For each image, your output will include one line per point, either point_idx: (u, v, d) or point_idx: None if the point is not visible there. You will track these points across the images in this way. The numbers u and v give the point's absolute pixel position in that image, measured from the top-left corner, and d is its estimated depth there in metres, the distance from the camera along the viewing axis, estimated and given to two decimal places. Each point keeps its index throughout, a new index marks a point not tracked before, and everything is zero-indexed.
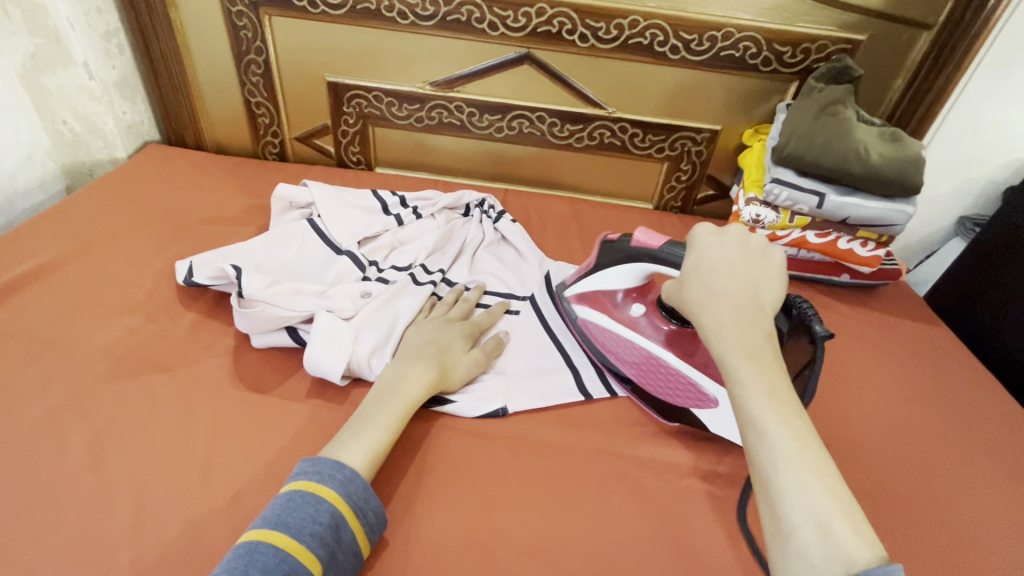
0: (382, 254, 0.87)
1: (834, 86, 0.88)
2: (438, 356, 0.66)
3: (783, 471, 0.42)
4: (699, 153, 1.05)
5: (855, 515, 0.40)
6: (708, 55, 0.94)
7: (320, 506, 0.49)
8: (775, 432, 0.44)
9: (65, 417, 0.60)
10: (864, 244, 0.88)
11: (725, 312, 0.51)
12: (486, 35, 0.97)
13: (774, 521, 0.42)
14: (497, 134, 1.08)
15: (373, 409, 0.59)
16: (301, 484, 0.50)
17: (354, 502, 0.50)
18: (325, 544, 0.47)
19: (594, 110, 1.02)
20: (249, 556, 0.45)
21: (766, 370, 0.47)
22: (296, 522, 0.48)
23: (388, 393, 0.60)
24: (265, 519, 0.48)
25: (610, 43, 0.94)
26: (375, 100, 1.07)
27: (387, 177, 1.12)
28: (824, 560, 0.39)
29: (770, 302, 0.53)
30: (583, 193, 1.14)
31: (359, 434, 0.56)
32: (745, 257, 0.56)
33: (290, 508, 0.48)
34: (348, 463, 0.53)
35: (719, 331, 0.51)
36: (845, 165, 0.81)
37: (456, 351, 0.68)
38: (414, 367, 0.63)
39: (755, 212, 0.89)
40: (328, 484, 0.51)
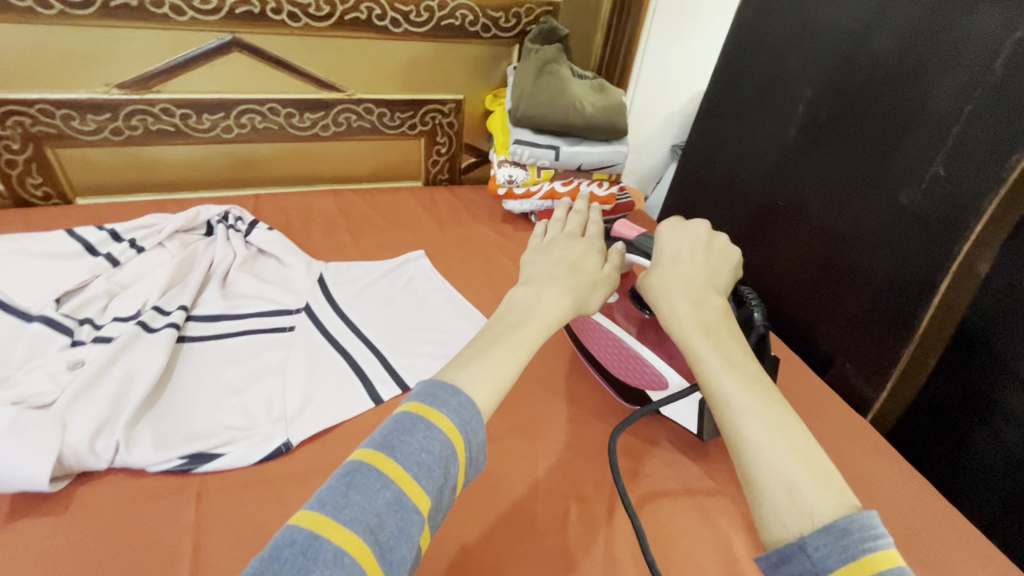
0: (97, 308, 0.70)
1: (546, 47, 0.96)
2: (572, 276, 0.57)
3: (750, 426, 0.43)
4: (450, 125, 1.06)
5: (823, 471, 0.40)
6: (430, 26, 0.93)
7: (434, 432, 0.39)
8: (737, 395, 0.44)
9: None
10: (600, 185, 0.99)
11: (674, 297, 0.54)
12: (171, 21, 0.81)
13: (748, 489, 0.41)
14: (226, 135, 0.94)
15: (485, 342, 0.48)
16: (414, 407, 0.41)
17: (469, 435, 0.41)
18: (433, 479, 0.38)
19: (331, 94, 0.95)
20: (351, 478, 0.36)
21: (723, 346, 0.49)
22: (405, 447, 0.38)
23: (523, 318, 0.51)
24: (371, 437, 0.39)
25: (326, 20, 0.87)
26: (42, 115, 0.84)
27: (93, 208, 0.91)
28: (795, 516, 0.38)
29: (668, 296, 0.54)
30: (346, 184, 1.08)
31: (484, 355, 0.47)
32: (702, 249, 0.59)
33: (399, 429, 0.39)
34: (465, 390, 0.43)
35: (673, 315, 0.53)
36: (567, 117, 0.89)
37: (587, 270, 0.59)
38: (550, 291, 0.54)
39: (508, 173, 0.94)
40: (443, 410, 0.41)
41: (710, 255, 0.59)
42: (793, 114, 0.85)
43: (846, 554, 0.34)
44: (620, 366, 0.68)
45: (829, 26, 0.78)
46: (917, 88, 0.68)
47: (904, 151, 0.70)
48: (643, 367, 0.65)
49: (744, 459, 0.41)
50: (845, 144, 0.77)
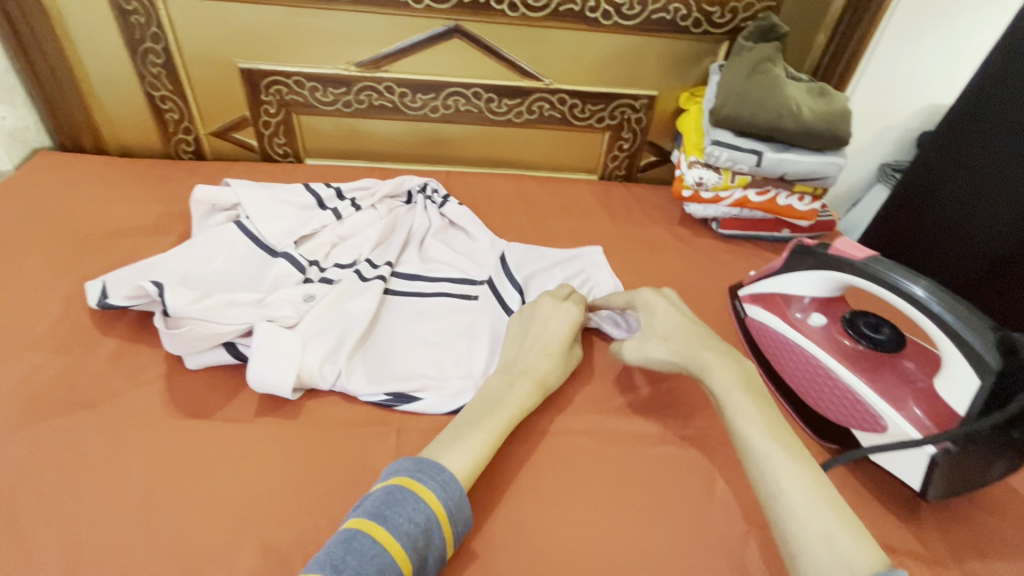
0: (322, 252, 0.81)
1: (762, 45, 0.89)
2: (538, 360, 0.64)
3: (794, 485, 0.48)
4: (638, 121, 1.05)
5: (852, 521, 0.45)
6: (640, 19, 0.92)
7: (420, 506, 0.47)
8: (779, 455, 0.50)
9: None
10: (800, 199, 0.91)
11: (710, 365, 0.58)
12: (410, 8, 0.90)
13: (789, 541, 0.46)
14: (433, 114, 1.03)
15: (480, 414, 0.57)
16: (400, 480, 0.49)
17: (451, 508, 0.49)
18: (416, 547, 0.46)
19: (530, 83, 0.99)
20: (348, 544, 0.44)
21: (760, 406, 0.54)
22: (397, 517, 0.46)
23: (491, 405, 0.58)
24: (363, 507, 0.47)
25: (541, 11, 0.91)
26: (296, 86, 0.99)
27: (319, 168, 1.05)
28: (830, 563, 0.43)
29: (703, 364, 0.59)
30: (526, 170, 1.11)
31: (463, 437, 0.54)
32: (692, 316, 0.67)
33: (391, 502, 0.47)
34: (449, 467, 0.51)
35: (712, 369, 0.58)
36: (778, 121, 0.83)
37: (490, 381, 0.61)
38: (522, 381, 0.61)
39: (699, 175, 0.90)
40: (429, 485, 0.49)
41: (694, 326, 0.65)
42: None
43: None
44: (814, 392, 0.63)
45: None
46: None
47: None
48: (850, 399, 0.59)
49: (778, 512, 0.47)
50: None
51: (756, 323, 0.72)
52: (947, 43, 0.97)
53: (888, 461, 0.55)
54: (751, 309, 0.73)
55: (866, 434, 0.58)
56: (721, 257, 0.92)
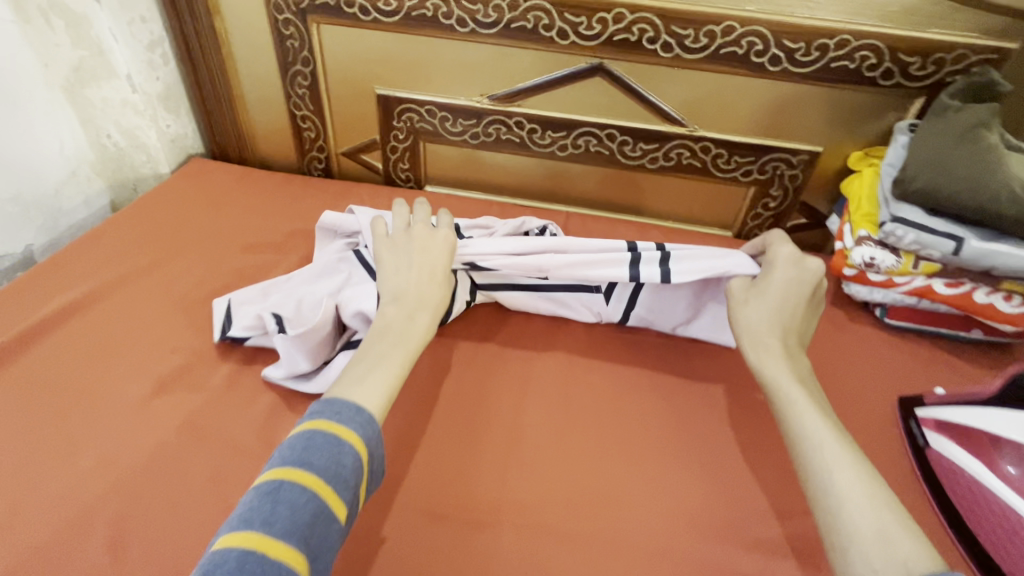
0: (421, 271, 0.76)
1: (975, 105, 0.73)
2: (427, 286, 0.65)
3: (840, 477, 0.48)
4: (793, 178, 0.92)
5: (909, 521, 0.44)
6: (817, 66, 0.80)
7: (343, 448, 0.47)
8: (828, 441, 0.51)
9: (94, 487, 0.55)
10: (1007, 298, 0.72)
11: (770, 346, 0.60)
12: (554, 44, 0.86)
13: (832, 541, 0.45)
14: (561, 152, 0.97)
15: (386, 346, 0.58)
16: (317, 424, 0.48)
17: (372, 446, 0.49)
18: (348, 486, 0.46)
19: (672, 128, 0.90)
20: (274, 495, 0.43)
21: (811, 393, 0.56)
22: (319, 463, 0.45)
23: (395, 336, 0.60)
24: (283, 456, 0.46)
25: (698, 53, 0.82)
26: (427, 114, 0.98)
27: (438, 197, 1.03)
28: (886, 563, 0.41)
29: (761, 347, 0.60)
30: (652, 218, 1.02)
31: (375, 370, 0.55)
32: (802, 281, 0.64)
33: (312, 447, 0.46)
34: (367, 406, 0.51)
35: (769, 357, 0.59)
36: (991, 203, 0.67)
37: (388, 312, 0.62)
38: (419, 314, 0.62)
39: (869, 254, 0.76)
40: (347, 425, 0.49)
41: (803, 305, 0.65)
42: None
43: None
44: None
45: None
46: None
47: None
48: None
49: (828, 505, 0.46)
50: None
51: (943, 461, 0.58)
52: None
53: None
54: (937, 439, 0.60)
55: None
56: (884, 354, 0.77)
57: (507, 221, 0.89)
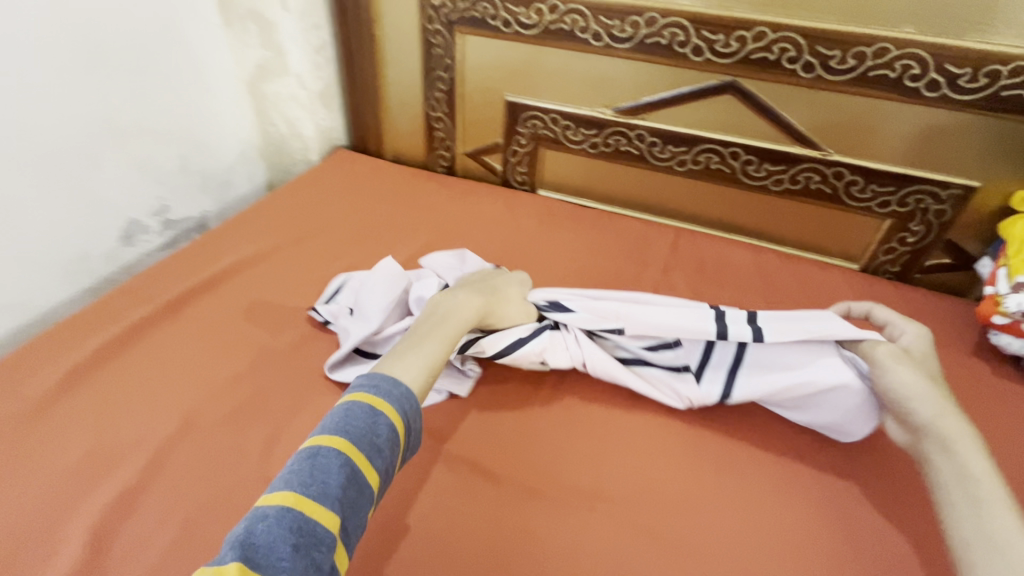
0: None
1: None
2: (483, 289, 0.68)
3: None
4: (939, 213, 0.84)
5: None
6: (983, 94, 0.74)
7: (379, 419, 0.48)
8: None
9: (245, 417, 0.65)
10: None
11: (956, 429, 0.51)
12: (687, 60, 0.86)
13: None
14: (679, 167, 0.97)
15: (429, 329, 0.61)
16: (359, 396, 0.49)
17: (408, 418, 0.50)
18: (383, 457, 0.47)
19: (804, 150, 0.87)
20: (312, 458, 0.44)
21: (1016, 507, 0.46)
22: (355, 429, 0.46)
23: (442, 318, 0.62)
24: (323, 425, 0.47)
25: (843, 75, 0.79)
26: (550, 122, 1.03)
27: (550, 201, 1.08)
28: None
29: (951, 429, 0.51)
30: (769, 242, 0.98)
31: (420, 348, 0.58)
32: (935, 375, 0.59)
33: (349, 417, 0.47)
34: (403, 381, 0.53)
35: (957, 454, 0.50)
36: None
37: (437, 299, 0.66)
38: (466, 298, 0.65)
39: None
40: (387, 398, 0.50)
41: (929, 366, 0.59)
42: None
43: None
44: None
45: None
46: None
47: None
48: None
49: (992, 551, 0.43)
50: None
51: None
52: None
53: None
54: None
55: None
56: None
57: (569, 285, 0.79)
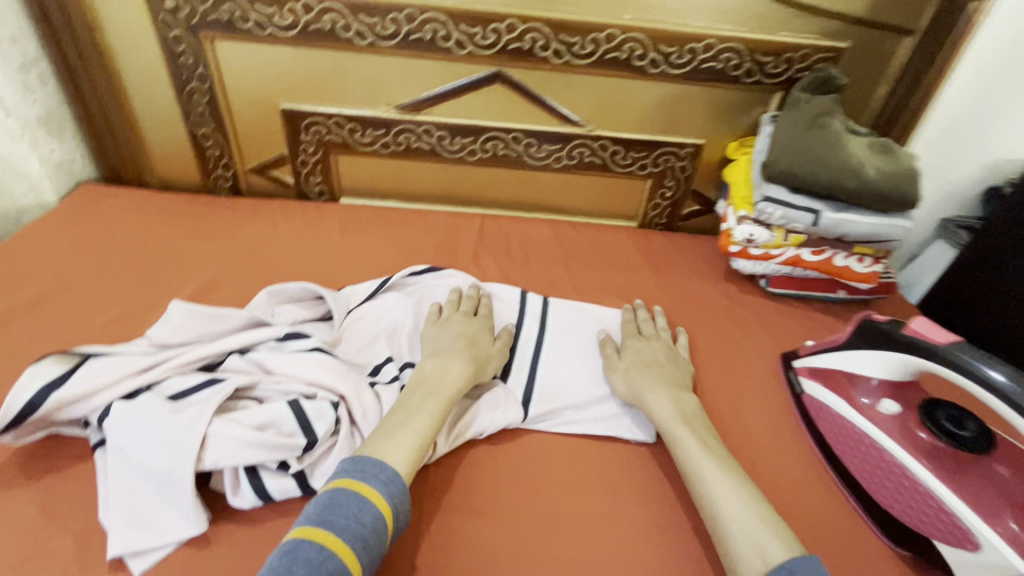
0: (278, 390, 0.58)
1: (819, 97, 0.85)
2: (470, 350, 0.67)
3: (726, 499, 0.53)
4: (683, 168, 1.01)
5: (782, 534, 0.50)
6: (689, 68, 0.89)
7: (364, 507, 0.47)
8: (712, 476, 0.55)
9: None
10: (860, 260, 0.85)
11: (660, 402, 0.64)
12: (453, 54, 0.90)
13: (727, 552, 0.50)
14: (471, 157, 1.01)
15: (421, 399, 0.59)
16: (345, 482, 0.49)
17: (396, 504, 0.49)
18: (367, 548, 0.45)
19: (571, 128, 0.96)
20: (293, 553, 0.43)
21: (702, 436, 0.60)
22: (341, 521, 0.45)
23: (433, 386, 0.60)
24: (308, 515, 0.46)
25: (586, 59, 0.89)
26: (335, 126, 0.98)
27: (353, 208, 1.04)
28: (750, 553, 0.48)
29: (656, 403, 0.64)
30: (565, 214, 1.08)
31: (404, 428, 0.55)
32: (671, 353, 0.73)
33: (334, 506, 0.47)
34: (392, 463, 0.51)
35: (659, 407, 0.63)
36: (839, 180, 0.78)
37: (426, 365, 0.64)
38: (454, 363, 0.64)
39: (748, 232, 0.85)
40: (371, 483, 0.49)
41: (677, 361, 0.72)
42: None
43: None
44: (887, 491, 0.58)
45: None
46: None
47: None
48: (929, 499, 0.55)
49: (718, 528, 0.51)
50: None
51: (815, 404, 0.67)
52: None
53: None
54: (811, 385, 0.69)
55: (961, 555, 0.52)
56: (774, 318, 0.86)
57: (354, 349, 0.71)
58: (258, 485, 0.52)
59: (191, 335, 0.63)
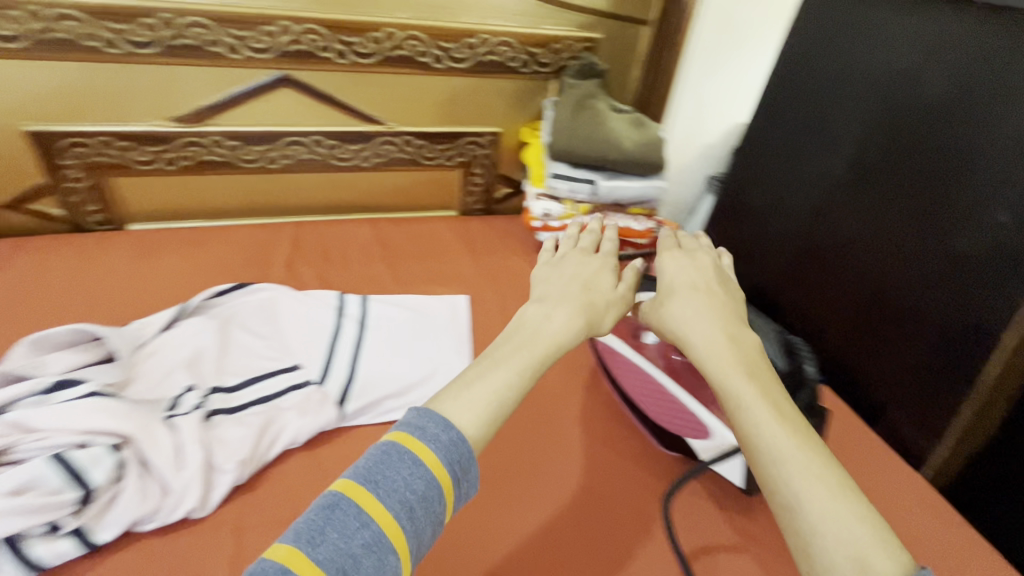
0: (41, 447, 0.52)
1: (584, 82, 0.96)
2: (585, 297, 0.60)
3: (805, 479, 0.43)
4: (487, 156, 1.08)
5: (872, 519, 0.41)
6: (471, 61, 0.95)
7: (416, 470, 0.42)
8: (786, 445, 0.45)
9: None
10: (637, 219, 0.97)
11: (701, 335, 0.56)
12: (228, 59, 0.85)
13: (800, 543, 0.41)
14: (272, 165, 0.97)
15: (508, 349, 0.53)
16: (399, 437, 0.43)
17: (453, 470, 0.43)
18: (411, 517, 0.40)
19: (372, 127, 0.98)
20: (329, 511, 0.40)
21: (767, 386, 0.50)
22: (387, 481, 0.41)
23: (533, 333, 0.54)
24: (354, 470, 0.42)
25: (371, 58, 0.90)
26: (102, 146, 0.88)
27: (143, 234, 0.94)
28: (842, 551, 0.39)
29: (698, 335, 0.56)
30: (385, 211, 1.09)
31: (484, 381, 0.49)
32: (704, 271, 0.64)
33: (383, 464, 0.42)
34: (455, 423, 0.45)
35: (711, 352, 0.54)
36: (605, 153, 0.90)
37: (528, 309, 0.58)
38: (561, 310, 0.57)
39: (543, 207, 0.94)
40: (422, 442, 0.43)
41: (727, 288, 0.63)
42: (840, 153, 0.83)
43: None
44: (656, 408, 0.66)
45: (873, 85, 0.78)
46: (968, 160, 0.67)
47: (959, 195, 0.68)
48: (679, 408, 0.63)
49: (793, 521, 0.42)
50: (893, 185, 0.76)
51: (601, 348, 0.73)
52: (735, 73, 1.09)
53: (719, 464, 0.62)
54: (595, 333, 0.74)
55: (699, 443, 0.63)
56: None
57: (146, 384, 0.65)
58: (23, 557, 0.48)
59: None
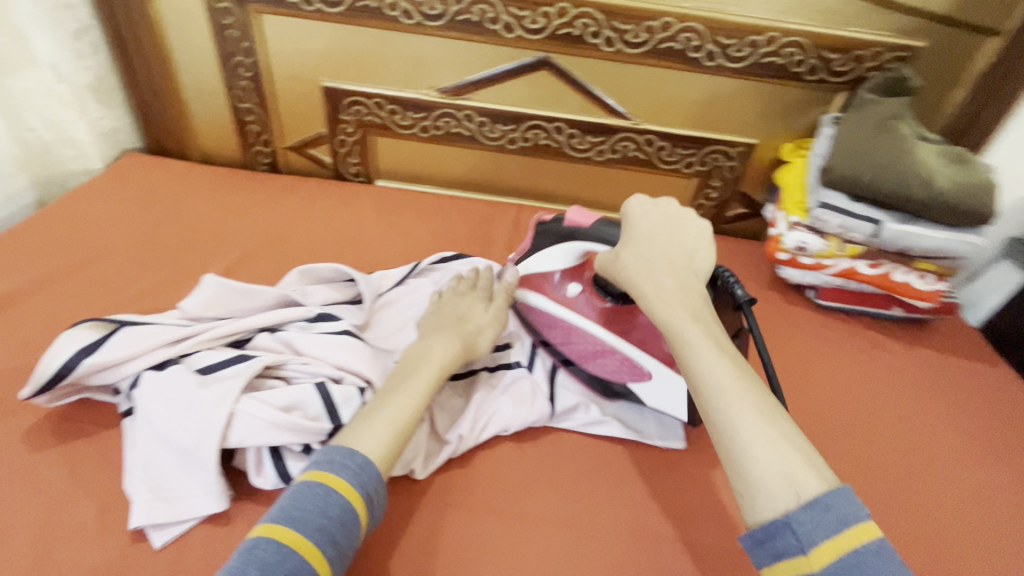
0: (306, 371, 0.57)
1: (889, 99, 0.79)
2: (457, 327, 0.64)
3: (743, 418, 0.45)
4: (731, 168, 0.96)
5: (809, 452, 0.43)
6: (748, 61, 0.84)
7: (330, 498, 0.44)
8: (731, 384, 0.46)
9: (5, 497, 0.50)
10: (921, 277, 0.79)
11: (662, 286, 0.54)
12: (501, 38, 0.87)
13: (740, 477, 0.43)
14: (511, 145, 0.98)
15: (401, 380, 0.55)
16: (308, 474, 0.46)
17: (367, 492, 0.46)
18: (334, 543, 0.43)
19: (617, 120, 0.93)
20: (249, 554, 0.40)
21: (711, 331, 0.51)
22: (302, 515, 0.43)
23: (414, 364, 0.58)
24: (276, 509, 0.44)
25: (639, 48, 0.85)
26: (376, 107, 0.97)
27: (388, 191, 1.02)
28: (778, 490, 0.41)
29: (654, 285, 0.54)
30: (604, 209, 1.05)
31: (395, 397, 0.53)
32: (678, 228, 0.60)
33: (297, 500, 0.44)
34: (361, 448, 0.48)
35: (659, 305, 0.53)
36: (905, 188, 0.72)
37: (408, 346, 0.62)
38: (437, 341, 0.61)
39: (800, 239, 0.80)
40: (340, 474, 0.46)
41: (689, 237, 0.59)
42: None
43: (825, 528, 0.39)
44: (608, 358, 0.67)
45: None
46: None
47: None
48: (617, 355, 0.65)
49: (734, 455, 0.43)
50: None
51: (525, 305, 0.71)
52: None
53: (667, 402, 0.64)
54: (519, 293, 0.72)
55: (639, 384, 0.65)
56: (820, 332, 0.81)
57: (383, 332, 0.70)
58: (282, 469, 0.52)
59: (224, 310, 0.64)
